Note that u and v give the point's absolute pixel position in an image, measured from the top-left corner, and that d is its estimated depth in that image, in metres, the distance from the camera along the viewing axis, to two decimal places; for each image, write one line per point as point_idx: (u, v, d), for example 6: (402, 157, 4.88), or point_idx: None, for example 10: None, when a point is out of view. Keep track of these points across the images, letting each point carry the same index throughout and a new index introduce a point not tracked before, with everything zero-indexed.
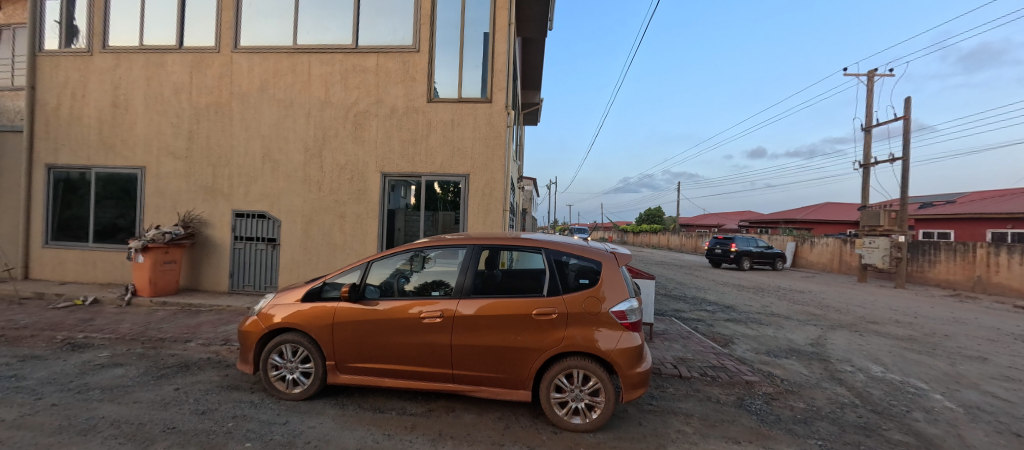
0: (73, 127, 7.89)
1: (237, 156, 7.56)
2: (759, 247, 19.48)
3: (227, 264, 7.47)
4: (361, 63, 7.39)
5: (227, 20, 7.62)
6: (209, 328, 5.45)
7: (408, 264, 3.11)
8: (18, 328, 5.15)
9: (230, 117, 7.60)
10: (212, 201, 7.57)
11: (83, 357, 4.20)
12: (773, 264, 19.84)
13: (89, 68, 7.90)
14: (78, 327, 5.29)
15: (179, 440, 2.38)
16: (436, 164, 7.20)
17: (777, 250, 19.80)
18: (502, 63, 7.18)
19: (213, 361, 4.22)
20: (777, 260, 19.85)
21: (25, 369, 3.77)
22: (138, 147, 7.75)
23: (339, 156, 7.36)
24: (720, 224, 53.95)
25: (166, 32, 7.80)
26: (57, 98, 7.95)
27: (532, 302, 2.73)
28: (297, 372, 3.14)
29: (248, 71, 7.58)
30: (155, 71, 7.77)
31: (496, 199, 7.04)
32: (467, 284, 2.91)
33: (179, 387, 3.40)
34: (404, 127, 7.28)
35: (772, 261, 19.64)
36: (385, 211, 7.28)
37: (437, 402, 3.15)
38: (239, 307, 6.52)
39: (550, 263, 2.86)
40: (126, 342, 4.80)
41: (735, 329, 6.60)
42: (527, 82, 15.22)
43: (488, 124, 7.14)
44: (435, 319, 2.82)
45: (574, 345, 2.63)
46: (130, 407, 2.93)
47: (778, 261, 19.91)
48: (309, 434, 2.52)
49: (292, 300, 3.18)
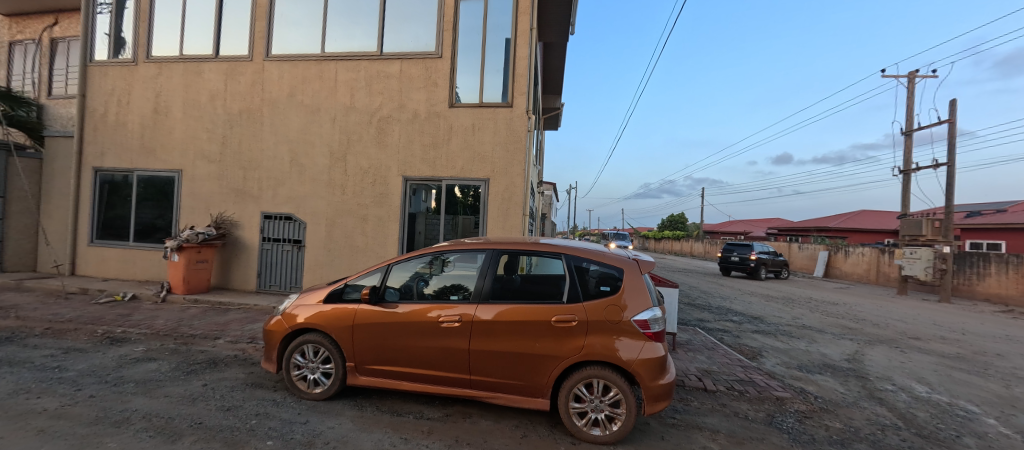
0: (118, 132, 8.39)
1: (266, 160, 7.84)
2: (770, 255, 18.81)
3: (254, 263, 7.74)
4: (385, 69, 7.55)
5: (261, 30, 7.96)
6: (237, 326, 5.63)
7: (427, 267, 3.12)
8: (63, 322, 5.47)
9: (261, 123, 7.90)
10: (242, 204, 7.87)
11: (120, 351, 4.41)
12: (780, 273, 19.21)
13: (133, 77, 8.39)
14: (116, 322, 5.58)
15: (204, 436, 2.45)
16: (457, 169, 7.24)
17: (784, 258, 19.27)
18: (523, 67, 7.15)
19: (240, 359, 4.35)
20: (785, 270, 19.25)
21: (68, 361, 3.99)
22: (176, 152, 8.16)
23: (363, 160, 7.52)
24: (746, 230, 52.00)
25: (204, 42, 8.21)
26: (104, 105, 8.47)
27: (551, 309, 2.67)
28: (318, 372, 3.19)
29: (279, 78, 7.88)
30: (193, 78, 8.17)
31: (515, 203, 7.01)
32: (486, 288, 2.89)
33: (207, 383, 3.52)
34: (425, 131, 7.37)
35: (779, 270, 19.05)
36: (406, 214, 7.37)
37: (454, 407, 3.13)
38: (266, 306, 6.71)
39: (568, 269, 2.80)
40: (159, 338, 5.01)
41: (762, 341, 6.32)
42: (547, 87, 15.22)
43: (509, 129, 7.13)
44: (453, 323, 2.81)
45: (593, 353, 2.56)
46: (160, 401, 3.05)
47: (784, 270, 19.32)
48: (328, 434, 2.54)
49: (315, 300, 3.25)
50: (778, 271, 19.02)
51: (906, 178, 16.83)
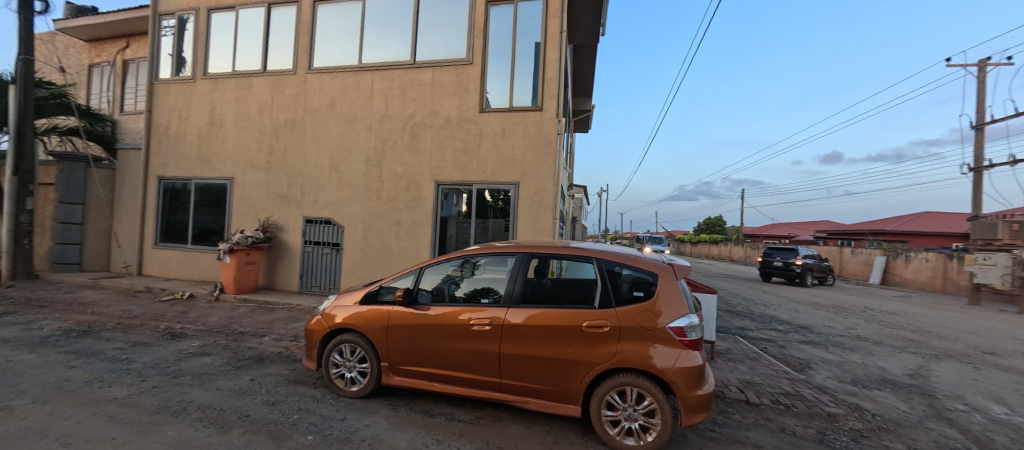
0: (178, 144, 9.14)
1: (307, 167, 8.27)
2: (816, 260, 17.66)
3: (297, 265, 8.16)
4: (418, 77, 7.77)
5: (304, 44, 8.43)
6: (281, 325, 5.95)
7: (459, 270, 3.16)
8: (131, 317, 6.01)
9: (303, 132, 8.35)
10: (286, 209, 8.33)
11: (179, 345, 4.78)
12: (825, 280, 17.99)
13: (192, 93, 9.13)
14: (176, 318, 6.06)
15: (251, 429, 2.60)
16: (487, 173, 7.31)
17: (829, 264, 18.08)
18: (553, 71, 7.13)
19: (283, 355, 4.59)
20: (831, 276, 18.05)
21: (136, 354, 4.37)
22: (228, 161, 8.77)
23: (397, 166, 7.77)
24: (791, 233, 49.02)
25: (253, 58, 8.81)
26: (167, 119, 9.26)
27: (582, 314, 2.63)
28: (354, 371, 3.30)
29: (320, 89, 8.31)
30: (243, 92, 8.77)
31: (545, 207, 6.98)
32: (516, 292, 2.89)
33: (254, 378, 3.74)
34: (456, 137, 7.51)
35: (825, 276, 17.84)
36: (438, 218, 7.53)
37: (485, 410, 3.14)
38: (307, 306, 7.05)
39: (599, 274, 2.75)
40: (213, 334, 5.38)
41: (811, 352, 5.91)
42: (577, 90, 15.10)
43: (539, 133, 7.12)
44: (483, 326, 2.82)
45: (626, 361, 2.49)
46: (214, 393, 3.27)
47: (829, 277, 18.12)
48: (363, 432, 2.63)
49: (352, 302, 3.38)
50: (824, 277, 17.82)
51: (977, 176, 15.28)
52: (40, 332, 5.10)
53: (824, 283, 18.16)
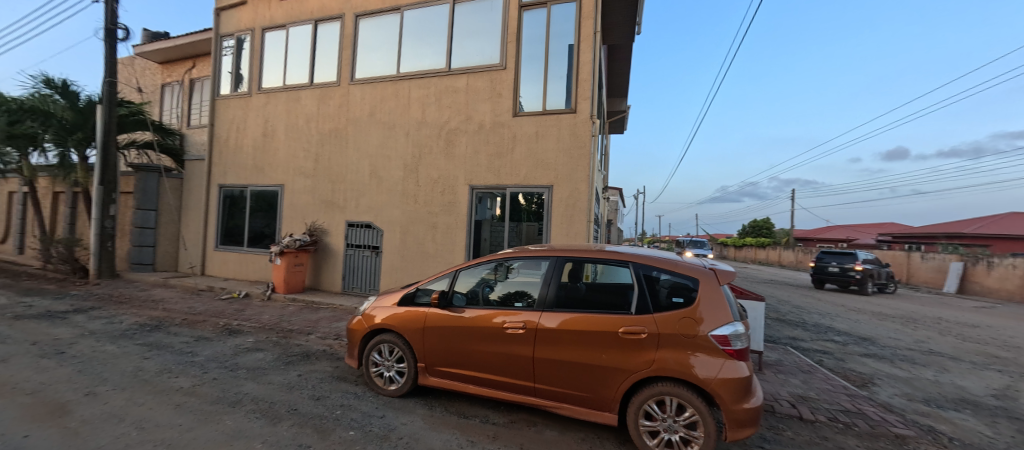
0: (236, 154, 9.91)
1: (350, 173, 8.68)
2: (876, 265, 16.22)
3: (340, 267, 8.57)
4: (453, 84, 7.96)
5: (347, 57, 8.89)
6: (326, 323, 6.26)
7: (492, 273, 3.19)
8: (195, 314, 6.56)
9: (346, 140, 8.78)
10: (330, 213, 8.78)
11: (236, 341, 5.15)
12: (886, 287, 16.48)
13: (248, 107, 9.87)
14: (233, 315, 6.54)
15: (298, 422, 2.76)
16: (521, 177, 7.34)
17: (891, 270, 16.57)
18: (587, 72, 7.05)
19: (328, 353, 4.83)
20: (893, 283, 16.54)
21: (199, 347, 4.76)
22: (279, 169, 9.40)
23: (433, 171, 7.97)
24: (849, 236, 45.22)
25: (302, 72, 9.40)
26: (227, 132, 10.08)
27: (618, 319, 2.56)
28: (393, 370, 3.41)
29: (361, 99, 8.71)
30: (293, 104, 9.37)
31: (580, 210, 6.89)
32: (550, 296, 2.87)
33: (301, 373, 3.96)
34: (490, 141, 7.60)
35: (887, 283, 16.34)
36: (472, 222, 7.64)
37: (519, 414, 3.13)
38: (350, 306, 7.38)
39: (636, 278, 2.66)
40: (265, 331, 5.75)
41: (875, 366, 5.40)
42: (613, 90, 14.83)
43: (573, 135, 7.05)
44: (517, 330, 2.82)
45: (665, 369, 2.39)
46: (266, 386, 3.49)
47: (892, 284, 16.60)
48: (401, 430, 2.70)
49: (391, 303, 3.50)
50: (886, 284, 16.33)
51: None
52: (121, 325, 5.69)
53: (885, 291, 16.65)
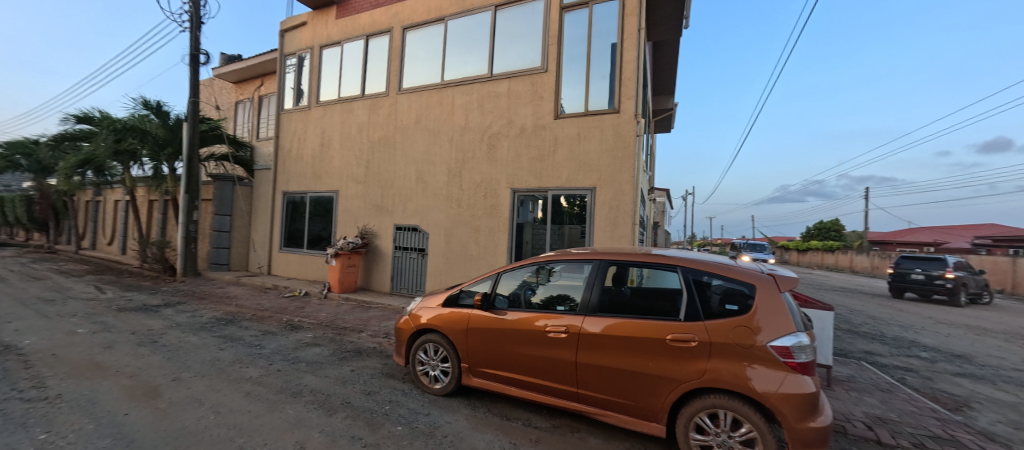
0: (297, 163, 10.74)
1: (398, 179, 9.09)
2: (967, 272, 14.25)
3: (389, 268, 8.98)
4: (495, 89, 8.09)
5: (395, 68, 9.34)
6: (376, 322, 6.58)
7: (534, 276, 3.20)
8: (263, 310, 7.17)
9: (394, 147, 9.21)
10: (380, 217, 9.24)
11: (298, 336, 5.57)
12: (980, 298, 14.45)
13: (307, 119, 10.68)
14: (295, 312, 7.07)
15: (352, 414, 2.92)
16: (563, 179, 7.28)
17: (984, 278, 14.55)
18: (631, 71, 6.86)
19: (378, 350, 5.07)
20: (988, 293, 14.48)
21: (266, 341, 5.20)
22: (334, 176, 10.06)
23: (476, 175, 8.14)
24: (937, 240, 40.02)
25: (355, 84, 10.01)
26: (289, 143, 10.96)
27: (666, 326, 2.45)
28: (437, 369, 3.50)
29: (408, 107, 9.10)
30: (346, 115, 10.00)
31: (624, 212, 6.70)
32: (593, 300, 2.81)
33: (354, 369, 4.19)
34: (532, 144, 7.62)
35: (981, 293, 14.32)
36: (514, 225, 7.69)
37: (562, 419, 3.09)
38: (398, 306, 7.71)
39: (685, 283, 2.54)
40: (322, 328, 6.16)
41: (972, 388, 4.72)
42: (659, 88, 14.29)
43: (616, 135, 6.88)
44: (560, 334, 2.79)
45: (718, 380, 2.24)
46: (323, 379, 3.74)
47: (985, 294, 14.55)
48: (446, 428, 2.77)
49: (436, 303, 3.61)
50: (980, 295, 14.31)
51: None
52: (201, 319, 6.36)
53: (980, 302, 14.59)
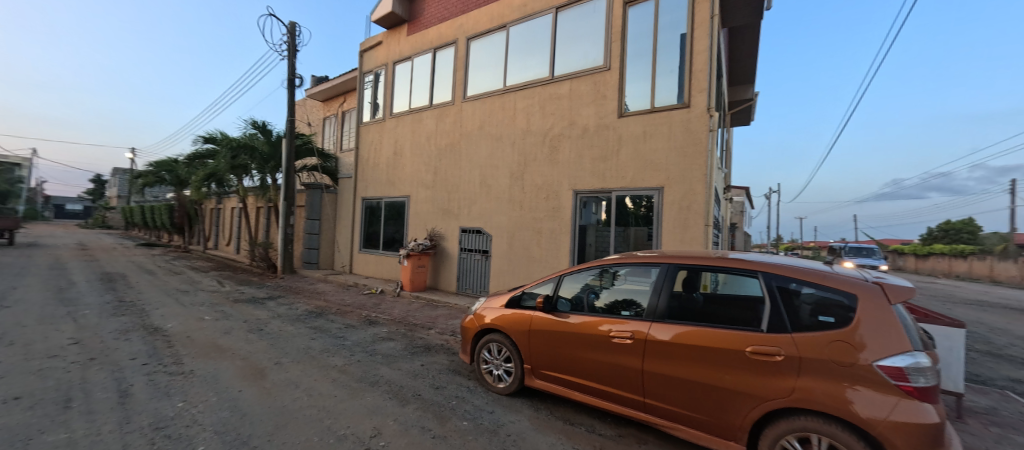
0: (374, 171, 11.72)
1: (463, 183, 9.48)
2: None
3: (455, 269, 9.39)
4: (556, 91, 8.08)
5: (460, 77, 9.77)
6: (443, 320, 6.91)
7: (598, 279, 3.14)
8: (346, 305, 7.93)
9: (459, 153, 9.63)
10: (447, 220, 9.71)
11: (376, 330, 6.06)
12: None
13: (382, 130, 11.61)
14: (372, 308, 7.71)
15: (422, 406, 3.11)
16: (627, 179, 7.02)
17: None
18: (703, 61, 6.40)
19: (445, 347, 5.33)
20: None
21: (350, 333, 5.74)
22: (406, 182, 10.80)
23: (538, 178, 8.18)
24: None
25: (424, 95, 10.66)
26: (367, 153, 12.00)
27: (745, 337, 2.25)
28: (501, 369, 3.58)
29: (472, 114, 9.46)
30: (416, 125, 10.69)
31: (696, 213, 6.26)
32: (661, 306, 2.68)
33: (424, 363, 4.45)
34: (594, 145, 7.47)
35: None
36: (577, 227, 7.58)
37: (628, 428, 2.97)
38: (463, 305, 8.02)
39: (768, 291, 2.31)
40: (396, 324, 6.63)
41: None
42: (736, 78, 13.13)
43: (686, 132, 6.47)
44: (625, 339, 2.70)
45: (810, 400, 1.99)
46: (396, 371, 4.03)
47: None
48: (509, 427, 2.82)
49: (499, 304, 3.70)
50: None
51: None
52: (297, 311, 7.22)
53: None
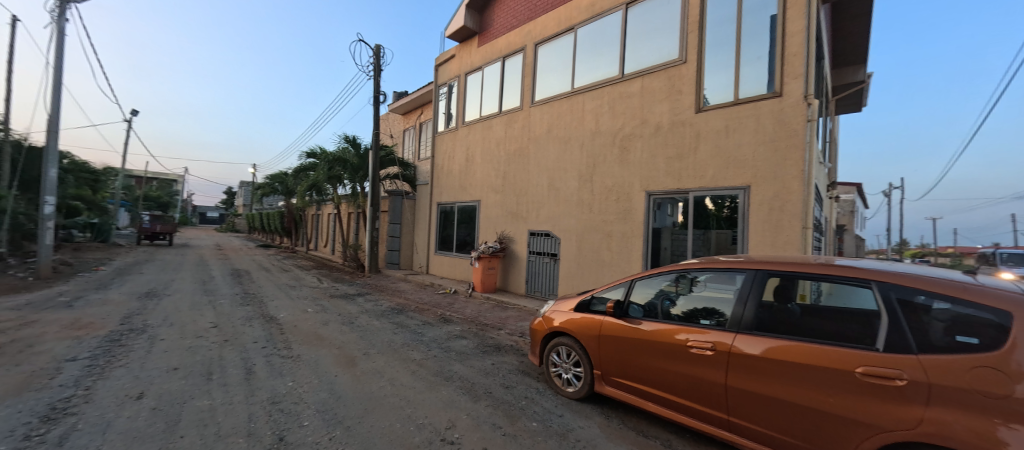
0: (447, 177, 12.41)
1: (531, 187, 9.61)
2: None
3: (523, 272, 9.54)
4: (627, 89, 7.80)
5: (528, 83, 9.95)
6: (513, 321, 7.06)
7: (674, 285, 2.99)
8: (424, 304, 8.50)
9: (527, 158, 9.78)
10: (516, 224, 9.91)
11: (450, 328, 6.41)
12: None
13: (455, 138, 12.25)
14: (447, 307, 8.16)
15: (493, 404, 3.22)
16: (707, 178, 6.51)
17: None
18: (798, 44, 5.70)
19: (515, 348, 5.43)
20: None
21: (428, 330, 6.14)
22: (477, 187, 11.26)
23: (608, 179, 7.98)
24: None
25: (493, 103, 11.05)
26: (441, 160, 12.76)
27: (855, 356, 1.95)
28: (570, 373, 3.55)
29: (540, 118, 9.55)
30: (487, 132, 11.10)
31: (791, 214, 5.58)
32: (747, 316, 2.46)
33: (495, 362, 4.59)
34: (669, 143, 7.07)
35: None
36: (651, 229, 7.23)
37: (710, 447, 2.75)
38: (532, 308, 8.11)
39: (885, 304, 1.99)
40: (469, 323, 6.93)
41: None
42: (843, 58, 11.43)
43: (777, 124, 5.82)
44: (705, 350, 2.51)
45: (942, 436, 1.62)
46: (469, 368, 4.22)
47: None
48: (579, 433, 2.79)
49: (567, 308, 3.68)
50: None
51: None
52: (382, 307, 7.93)
53: None
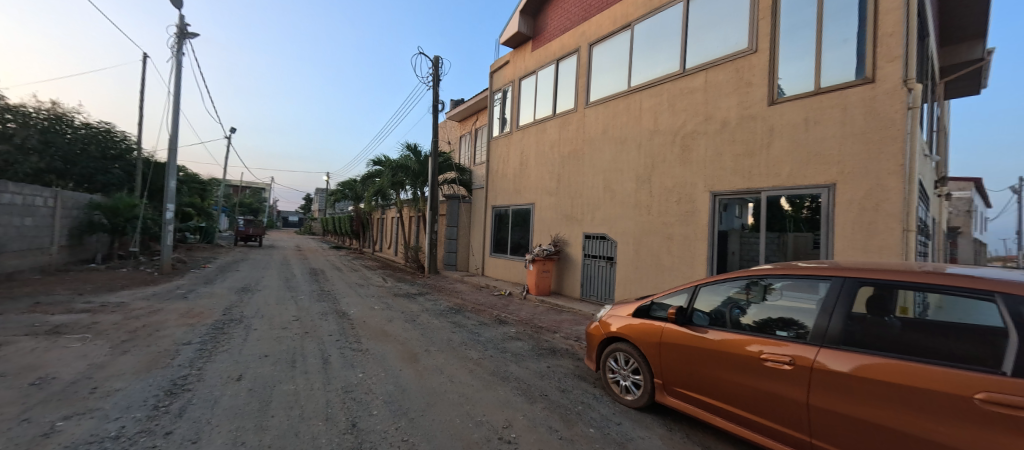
0: (502, 181, 12.65)
1: (585, 189, 9.48)
2: None
3: (579, 275, 9.42)
4: (689, 84, 7.40)
5: (583, 84, 9.83)
6: (568, 325, 6.99)
7: (745, 293, 2.81)
8: (480, 304, 8.74)
9: (582, 160, 9.66)
10: (570, 227, 9.82)
11: (506, 329, 6.51)
12: None
13: (510, 143, 12.46)
14: (502, 309, 8.31)
15: (549, 406, 3.23)
16: (783, 176, 5.95)
17: None
18: (895, 22, 5.01)
19: (571, 352, 5.38)
20: None
21: (485, 330, 6.31)
22: (531, 190, 11.35)
23: (668, 180, 7.62)
24: None
25: (547, 106, 11.07)
26: (496, 165, 13.04)
27: (975, 381, 1.61)
28: (629, 380, 3.44)
29: (596, 119, 9.38)
30: (540, 135, 11.15)
31: (887, 214, 4.91)
32: (833, 329, 2.22)
33: (550, 366, 4.58)
34: (737, 140, 6.58)
35: None
36: (717, 232, 6.77)
37: None
38: (587, 312, 7.98)
39: (1015, 321, 1.64)
40: (524, 325, 7.00)
41: None
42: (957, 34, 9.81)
43: (868, 113, 5.16)
44: (782, 364, 2.31)
45: None
46: (525, 370, 4.26)
47: None
48: (638, 442, 2.70)
49: (625, 313, 3.59)
50: None
51: None
52: (442, 307, 8.28)
53: None
